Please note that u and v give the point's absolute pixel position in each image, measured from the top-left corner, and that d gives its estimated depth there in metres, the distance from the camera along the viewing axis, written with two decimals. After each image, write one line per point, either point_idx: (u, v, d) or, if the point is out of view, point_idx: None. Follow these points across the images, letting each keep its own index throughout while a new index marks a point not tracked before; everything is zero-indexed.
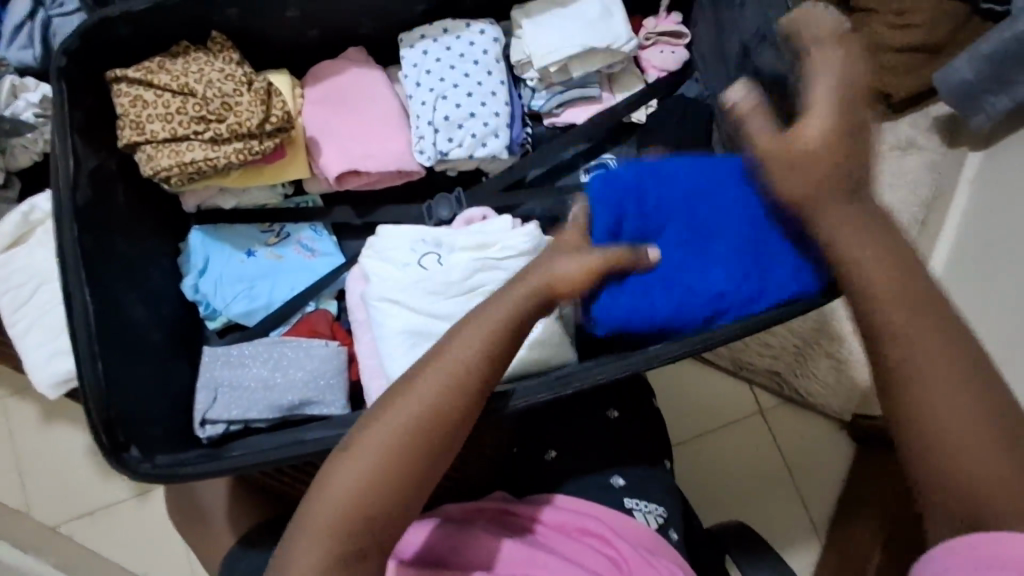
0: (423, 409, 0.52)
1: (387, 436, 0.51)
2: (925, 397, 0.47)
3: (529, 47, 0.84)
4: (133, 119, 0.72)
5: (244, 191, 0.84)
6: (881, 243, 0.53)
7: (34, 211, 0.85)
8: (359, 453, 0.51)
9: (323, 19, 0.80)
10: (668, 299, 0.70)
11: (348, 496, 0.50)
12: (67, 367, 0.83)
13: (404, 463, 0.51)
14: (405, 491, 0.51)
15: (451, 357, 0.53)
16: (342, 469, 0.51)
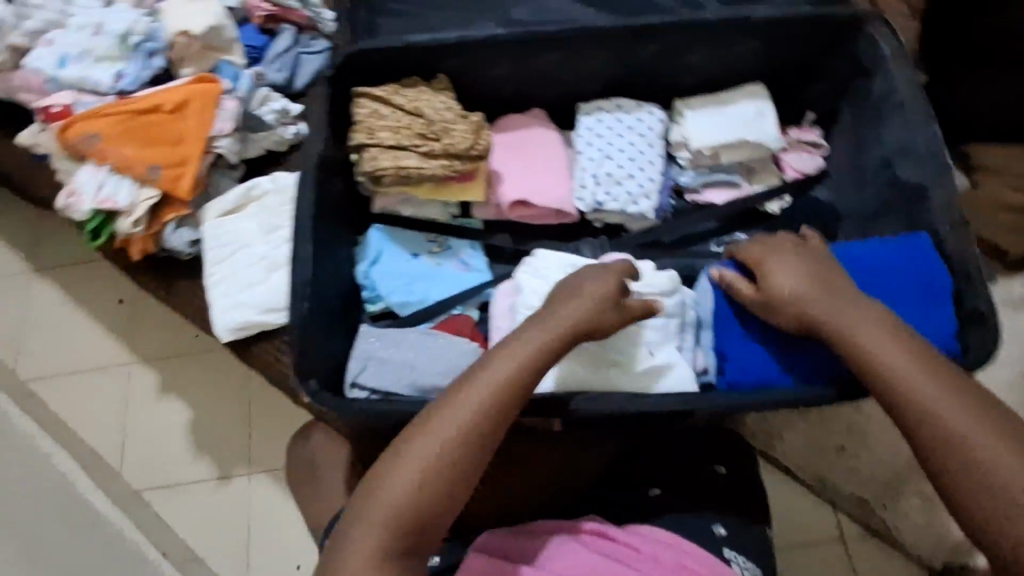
0: (468, 424, 0.62)
1: (425, 447, 0.61)
2: (953, 438, 0.57)
3: (687, 131, 0.97)
4: (368, 127, 0.88)
5: (422, 204, 0.99)
6: (884, 338, 0.64)
7: (255, 189, 1.02)
8: (403, 463, 0.61)
9: (522, 80, 0.96)
10: (802, 355, 0.79)
11: (390, 500, 0.60)
12: (245, 318, 0.97)
13: (447, 471, 0.61)
14: (444, 496, 0.61)
15: (495, 386, 0.64)
16: (389, 477, 0.61)
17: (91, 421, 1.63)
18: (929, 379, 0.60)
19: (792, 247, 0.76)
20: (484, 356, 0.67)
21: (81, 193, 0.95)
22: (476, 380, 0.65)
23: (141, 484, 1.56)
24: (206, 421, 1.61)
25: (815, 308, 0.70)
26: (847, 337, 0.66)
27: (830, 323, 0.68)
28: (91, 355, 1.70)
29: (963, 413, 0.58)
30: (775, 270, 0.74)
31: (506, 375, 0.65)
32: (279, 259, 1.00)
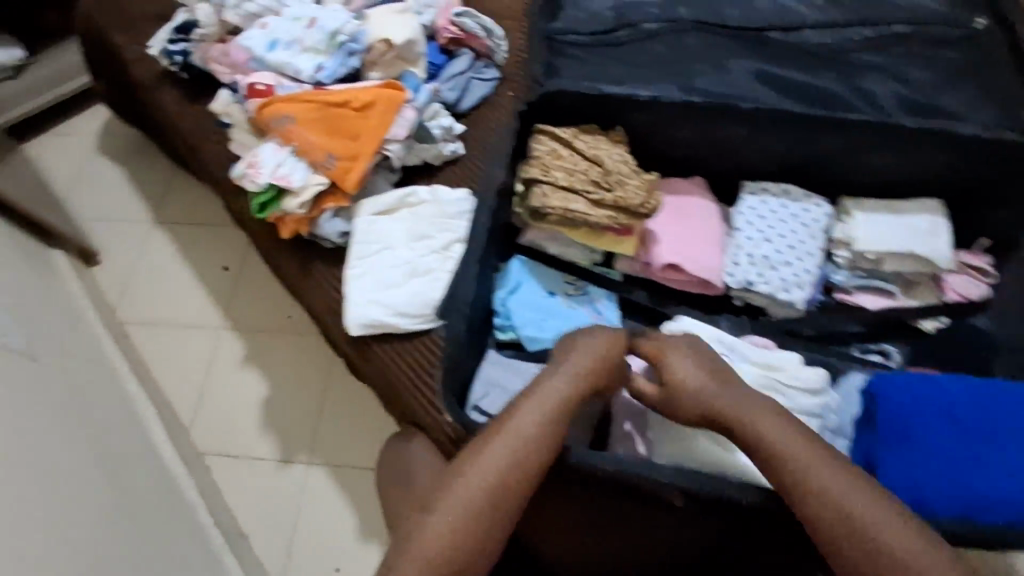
0: (500, 474, 0.69)
1: (457, 500, 0.68)
2: (847, 509, 0.63)
3: (854, 231, 0.95)
4: (544, 163, 0.91)
5: (569, 245, 1.00)
6: (785, 428, 0.70)
7: (412, 197, 1.04)
8: (441, 516, 0.67)
9: (696, 147, 0.97)
10: (984, 489, 0.73)
11: (428, 549, 0.65)
12: (376, 316, 0.98)
13: (484, 518, 0.67)
14: (480, 542, 0.66)
15: (514, 438, 0.71)
16: (427, 529, 0.66)
17: (174, 376, 1.68)
18: (836, 469, 0.66)
19: (683, 343, 0.82)
20: (508, 414, 0.74)
21: (261, 166, 1.00)
22: (501, 437, 0.71)
23: (206, 448, 1.59)
24: (280, 402, 1.63)
25: (723, 402, 0.74)
26: (760, 427, 0.71)
27: (733, 416, 0.73)
28: (187, 312, 1.77)
29: (851, 488, 0.65)
30: (677, 364, 0.79)
31: (529, 433, 0.72)
32: (421, 269, 1.01)
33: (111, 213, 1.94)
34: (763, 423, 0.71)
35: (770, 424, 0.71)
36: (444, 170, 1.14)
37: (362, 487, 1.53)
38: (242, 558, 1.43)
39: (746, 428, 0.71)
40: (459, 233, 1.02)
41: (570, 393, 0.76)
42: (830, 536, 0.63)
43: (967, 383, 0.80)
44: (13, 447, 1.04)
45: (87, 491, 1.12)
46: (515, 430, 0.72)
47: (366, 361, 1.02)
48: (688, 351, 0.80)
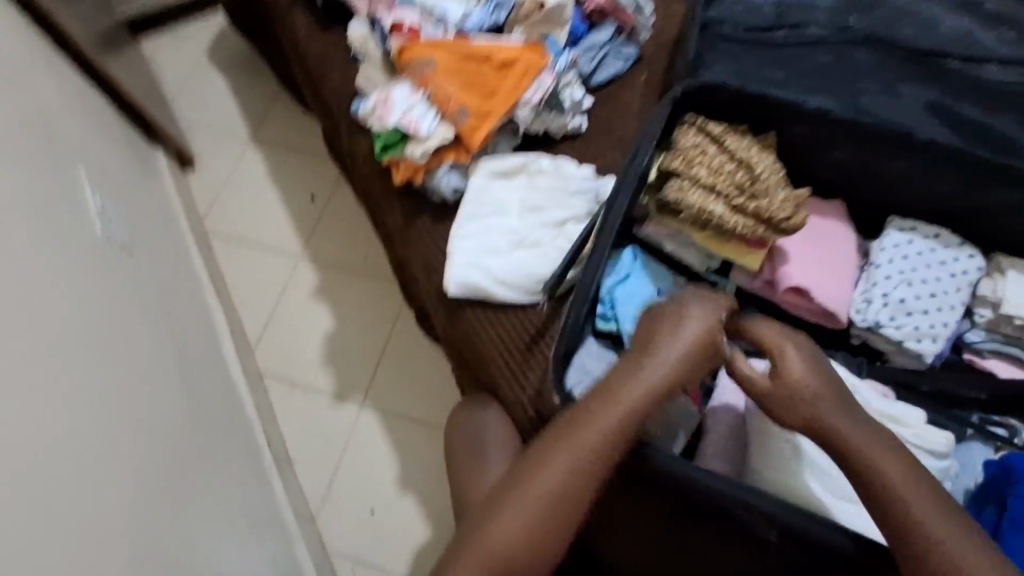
0: (556, 493, 0.71)
1: (521, 507, 0.71)
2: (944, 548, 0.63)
3: (1005, 292, 0.87)
4: (688, 157, 0.85)
5: (688, 245, 0.94)
6: (890, 457, 0.67)
7: (532, 164, 1.01)
8: (505, 523, 0.71)
9: (848, 172, 0.91)
10: None
11: (491, 551, 0.71)
12: (475, 280, 0.96)
13: (536, 535, 0.71)
14: (531, 556, 0.71)
15: (575, 455, 0.71)
16: (491, 534, 0.71)
17: (248, 294, 1.72)
18: (922, 497, 0.65)
19: (796, 339, 0.74)
20: (580, 420, 0.73)
21: (392, 107, 0.98)
22: (568, 449, 0.72)
23: (268, 369, 1.63)
24: (344, 339, 1.65)
25: (832, 417, 0.69)
26: (868, 456, 0.68)
27: (836, 434, 0.69)
28: (270, 234, 1.80)
29: (948, 526, 0.64)
30: (790, 364, 0.71)
31: (597, 448, 0.71)
32: (530, 240, 0.97)
33: (212, 123, 1.97)
34: (870, 449, 0.68)
35: (875, 450, 0.68)
36: (567, 144, 1.10)
37: (409, 439, 1.54)
38: (287, 482, 1.47)
39: (850, 450, 0.68)
40: (575, 212, 0.98)
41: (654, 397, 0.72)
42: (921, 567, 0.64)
43: None
44: (108, 334, 1.08)
45: (164, 389, 1.16)
46: (582, 440, 0.72)
47: (456, 324, 1.01)
48: (808, 348, 0.73)
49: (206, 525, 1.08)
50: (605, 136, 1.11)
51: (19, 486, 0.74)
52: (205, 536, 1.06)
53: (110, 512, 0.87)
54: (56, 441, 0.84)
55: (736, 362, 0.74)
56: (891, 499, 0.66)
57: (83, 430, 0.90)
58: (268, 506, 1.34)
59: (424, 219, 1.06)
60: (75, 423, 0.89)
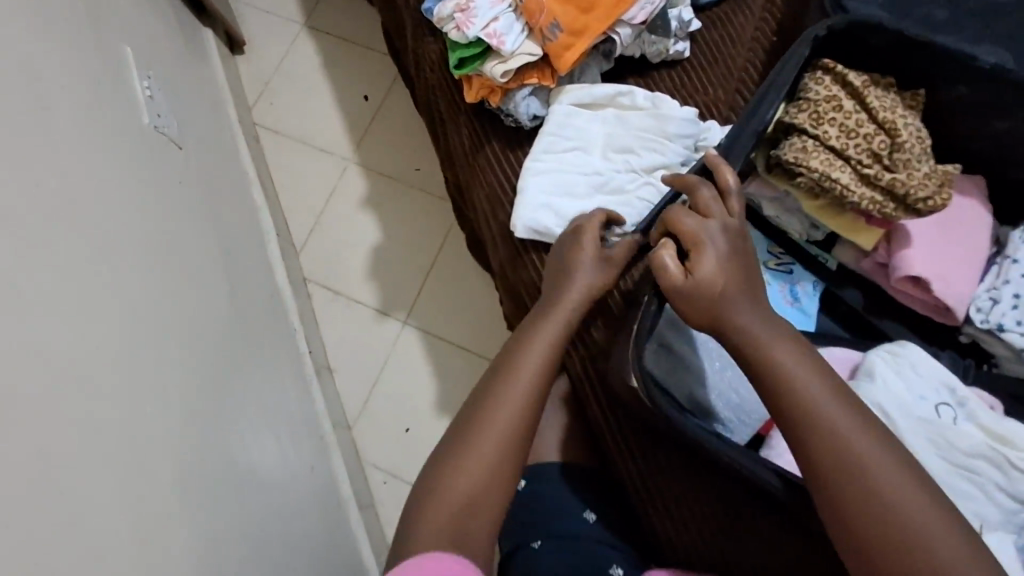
0: (518, 410, 0.69)
1: (475, 446, 0.67)
2: (871, 476, 0.57)
3: None
4: (819, 112, 0.73)
5: (791, 210, 0.83)
6: (810, 367, 0.61)
7: (626, 97, 0.89)
8: (465, 466, 0.67)
9: (1004, 146, 0.77)
10: None
11: (453, 506, 0.65)
12: (545, 222, 0.85)
13: (500, 451, 0.68)
14: (499, 476, 0.67)
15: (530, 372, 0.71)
16: (452, 480, 0.66)
17: (294, 194, 1.66)
18: (844, 411, 0.59)
19: (741, 244, 0.67)
20: (512, 352, 0.73)
21: (475, 15, 0.84)
22: (505, 381, 0.71)
23: (311, 275, 1.59)
24: (389, 253, 1.60)
25: (739, 310, 0.63)
26: (793, 379, 0.61)
27: (751, 345, 0.63)
28: (319, 133, 1.70)
29: (882, 455, 0.58)
30: (705, 253, 0.64)
31: (533, 374, 0.71)
32: (614, 186, 0.87)
33: (263, 1, 1.81)
34: (791, 363, 0.61)
35: (797, 364, 0.62)
36: (665, 72, 0.96)
37: (447, 361, 1.52)
38: (326, 391, 1.48)
39: (769, 362, 0.62)
40: (669, 159, 0.86)
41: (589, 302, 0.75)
42: (845, 501, 0.57)
43: None
44: (157, 234, 1.04)
45: (211, 294, 1.13)
46: (516, 369, 0.71)
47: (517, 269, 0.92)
48: (728, 238, 0.66)
49: (249, 435, 1.08)
50: (709, 68, 0.96)
51: (71, 397, 0.72)
52: (247, 445, 1.06)
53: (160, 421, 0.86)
54: (107, 348, 0.81)
55: (662, 257, 0.65)
56: (841, 453, 0.58)
57: (133, 338, 0.87)
58: (307, 414, 1.35)
59: (493, 145, 0.95)
60: (124, 329, 0.86)
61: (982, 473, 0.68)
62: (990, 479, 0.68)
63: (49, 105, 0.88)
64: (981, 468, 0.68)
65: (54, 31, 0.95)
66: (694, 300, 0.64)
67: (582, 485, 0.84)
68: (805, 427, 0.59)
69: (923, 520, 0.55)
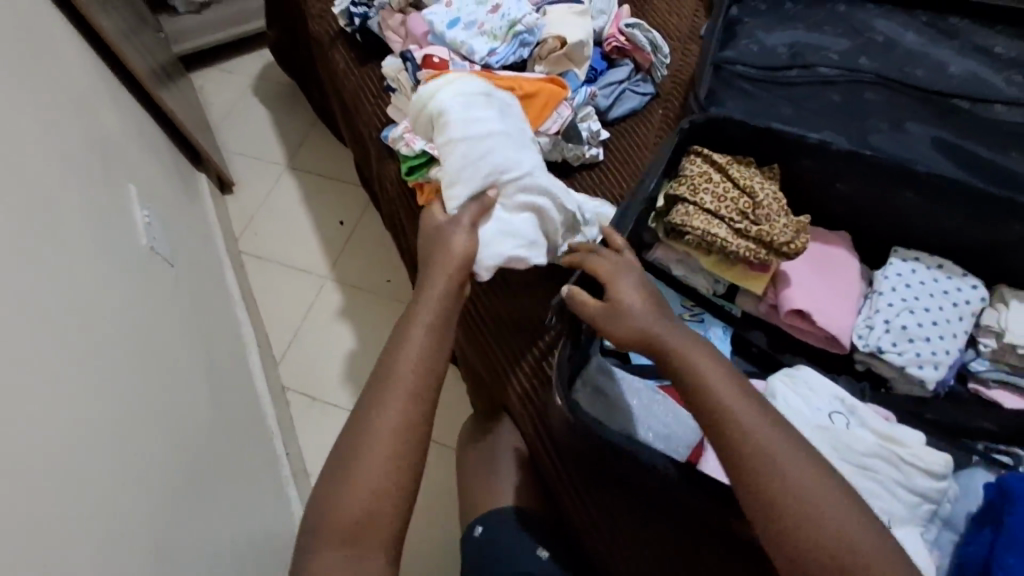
0: (404, 401, 0.73)
1: (371, 433, 0.70)
2: (772, 457, 0.64)
3: (1008, 322, 0.89)
4: (694, 184, 0.90)
5: (695, 270, 0.98)
6: (715, 367, 0.70)
7: (493, 91, 0.94)
8: (367, 455, 0.69)
9: (848, 204, 0.95)
10: None
11: (354, 505, 0.68)
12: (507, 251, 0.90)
13: (391, 441, 0.70)
14: (396, 462, 0.70)
15: (411, 366, 0.75)
16: (357, 471, 0.69)
17: (275, 310, 1.80)
18: (742, 398, 0.68)
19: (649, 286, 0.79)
20: (392, 355, 0.76)
21: (418, 133, 1.05)
22: (395, 362, 0.75)
23: (289, 383, 1.68)
24: (364, 358, 1.70)
25: (656, 326, 0.73)
26: (700, 375, 0.69)
27: (667, 355, 0.72)
28: (299, 256, 1.88)
29: (782, 438, 0.65)
30: (617, 289, 0.77)
31: (420, 350, 0.76)
32: (533, 174, 0.92)
33: (250, 151, 2.08)
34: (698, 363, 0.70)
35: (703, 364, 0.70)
36: (584, 173, 1.16)
37: None
38: (301, 494, 1.50)
39: (680, 364, 0.70)
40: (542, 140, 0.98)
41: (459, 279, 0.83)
42: (752, 480, 0.63)
43: None
44: (142, 335, 1.15)
45: (190, 390, 1.23)
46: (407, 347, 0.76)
47: (473, 339, 1.05)
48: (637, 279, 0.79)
49: (215, 524, 1.12)
50: (620, 167, 1.17)
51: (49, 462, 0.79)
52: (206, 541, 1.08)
53: (120, 505, 0.91)
54: (81, 428, 0.88)
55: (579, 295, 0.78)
56: (752, 441, 0.65)
57: (105, 425, 0.94)
58: (280, 515, 1.37)
59: None
60: (108, 413, 0.96)
61: (876, 471, 0.77)
62: (884, 477, 0.77)
63: (60, 226, 1.04)
64: (876, 467, 0.77)
65: (69, 170, 1.14)
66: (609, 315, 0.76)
67: (539, 535, 0.89)
68: (716, 418, 0.67)
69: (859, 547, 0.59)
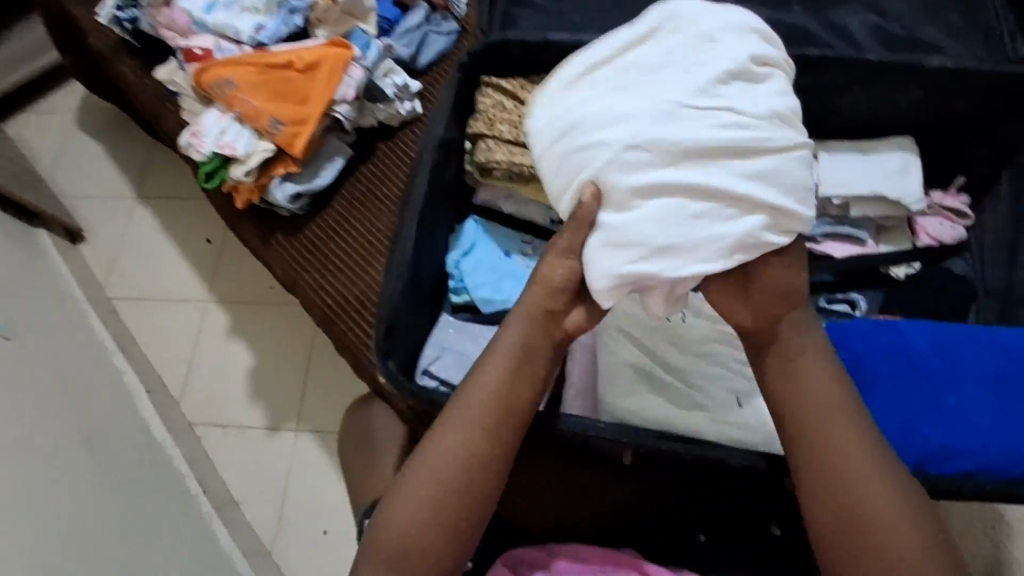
0: (470, 442, 0.65)
1: (435, 471, 0.65)
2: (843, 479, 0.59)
3: (820, 173, 0.92)
4: (490, 117, 0.92)
5: (526, 203, 0.98)
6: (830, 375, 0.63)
7: (650, 32, 0.68)
8: (422, 490, 0.65)
9: None
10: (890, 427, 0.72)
11: (404, 540, 0.64)
12: (626, 265, 0.64)
13: (453, 483, 0.65)
14: (454, 509, 0.64)
15: (485, 401, 0.66)
16: (410, 507, 0.64)
17: (162, 348, 1.70)
18: (852, 412, 0.61)
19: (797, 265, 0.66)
20: (468, 388, 0.67)
21: (205, 135, 1.00)
22: (472, 390, 0.67)
23: (196, 418, 1.60)
24: (265, 370, 1.63)
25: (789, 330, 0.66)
26: (803, 383, 0.63)
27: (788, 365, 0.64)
28: (174, 287, 1.77)
29: (865, 461, 0.59)
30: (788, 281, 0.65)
31: (497, 387, 0.66)
32: (701, 145, 0.64)
33: (93, 191, 1.93)
34: (814, 374, 0.63)
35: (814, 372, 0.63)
36: (407, 130, 1.10)
37: None
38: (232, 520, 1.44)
39: (794, 369, 0.64)
40: (726, 69, 0.65)
41: (557, 311, 0.68)
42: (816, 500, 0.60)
43: (886, 351, 0.75)
44: None
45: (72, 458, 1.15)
46: (468, 411, 0.66)
47: (330, 332, 1.02)
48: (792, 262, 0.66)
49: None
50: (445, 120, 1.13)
51: None
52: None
53: None
54: None
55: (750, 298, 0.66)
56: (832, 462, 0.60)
57: None
58: (213, 550, 1.30)
59: (274, 238, 1.06)
60: None
61: (709, 356, 0.81)
62: (719, 360, 0.81)
63: None
64: (709, 351, 0.81)
65: None
66: (735, 309, 0.67)
67: None
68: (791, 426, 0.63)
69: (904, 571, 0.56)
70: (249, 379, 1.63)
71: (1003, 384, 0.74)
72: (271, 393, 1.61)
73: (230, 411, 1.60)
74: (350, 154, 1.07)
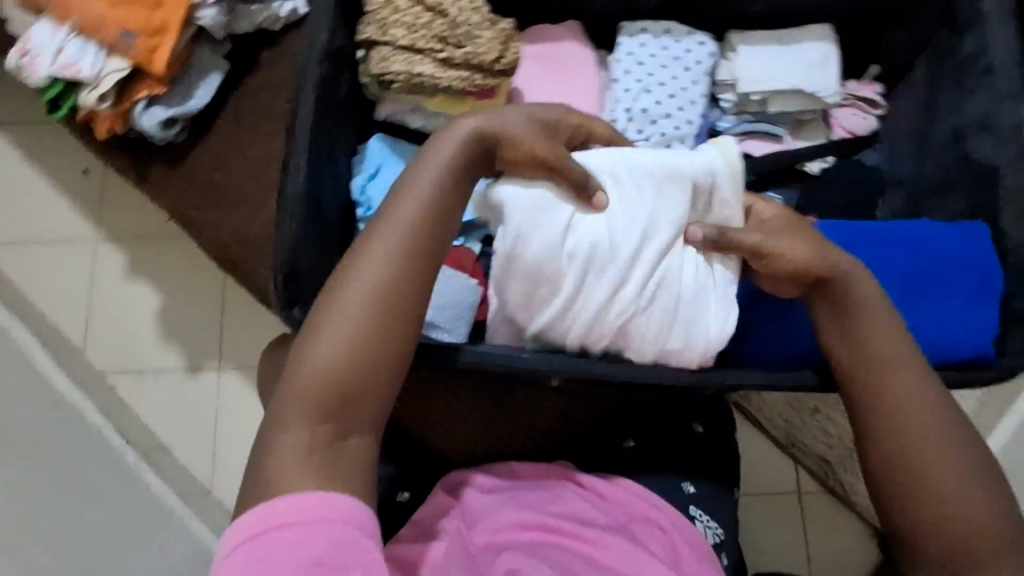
0: (389, 263, 0.61)
1: (352, 296, 0.60)
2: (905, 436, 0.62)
3: (738, 72, 0.90)
4: (382, 20, 0.81)
5: (433, 115, 0.89)
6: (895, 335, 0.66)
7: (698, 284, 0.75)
8: (337, 317, 0.60)
9: None
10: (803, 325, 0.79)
11: (320, 373, 0.58)
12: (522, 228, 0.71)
13: (372, 309, 0.60)
14: (373, 337, 0.60)
15: (407, 225, 0.63)
16: (324, 336, 0.59)
17: (44, 292, 1.46)
18: (898, 356, 0.65)
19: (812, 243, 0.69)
20: (387, 214, 0.64)
21: (38, 54, 0.85)
22: (394, 213, 0.63)
23: (105, 366, 1.43)
24: (176, 311, 1.44)
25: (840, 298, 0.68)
26: (873, 354, 0.66)
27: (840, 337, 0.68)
28: (47, 225, 1.49)
29: (926, 416, 0.63)
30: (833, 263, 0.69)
31: (419, 209, 0.64)
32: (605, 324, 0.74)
33: None
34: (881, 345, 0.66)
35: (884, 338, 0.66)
36: (292, 35, 0.96)
37: None
38: (163, 464, 1.33)
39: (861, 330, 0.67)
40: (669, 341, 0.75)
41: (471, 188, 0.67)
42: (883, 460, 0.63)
43: None
44: None
45: None
46: (400, 222, 0.63)
47: (232, 273, 0.94)
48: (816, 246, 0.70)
49: None
50: None
51: None
52: (91, 529, 0.96)
53: None
54: None
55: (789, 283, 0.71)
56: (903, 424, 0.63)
57: None
58: (153, 504, 1.18)
59: (149, 175, 0.93)
60: None
61: None
62: None
63: None
64: None
65: None
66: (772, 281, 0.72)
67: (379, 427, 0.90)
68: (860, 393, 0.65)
69: (969, 520, 0.59)
70: (156, 321, 1.45)
71: (913, 280, 0.78)
72: (188, 332, 1.45)
73: (133, 357, 1.44)
74: (226, 68, 0.93)
